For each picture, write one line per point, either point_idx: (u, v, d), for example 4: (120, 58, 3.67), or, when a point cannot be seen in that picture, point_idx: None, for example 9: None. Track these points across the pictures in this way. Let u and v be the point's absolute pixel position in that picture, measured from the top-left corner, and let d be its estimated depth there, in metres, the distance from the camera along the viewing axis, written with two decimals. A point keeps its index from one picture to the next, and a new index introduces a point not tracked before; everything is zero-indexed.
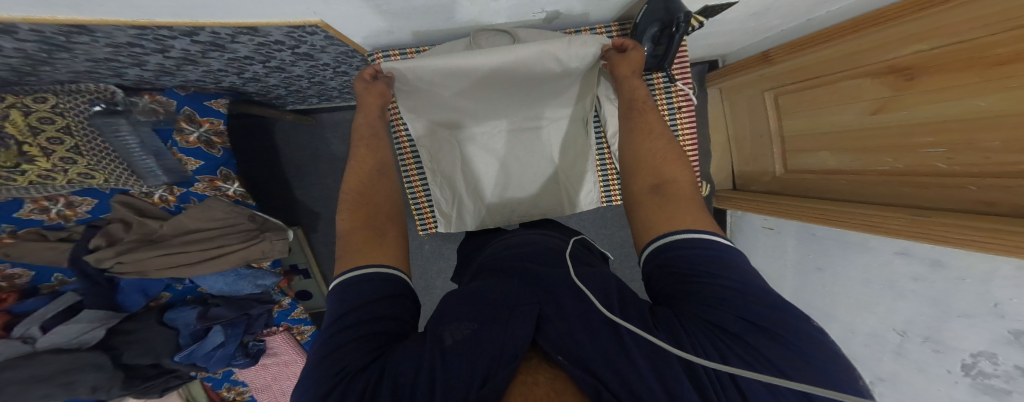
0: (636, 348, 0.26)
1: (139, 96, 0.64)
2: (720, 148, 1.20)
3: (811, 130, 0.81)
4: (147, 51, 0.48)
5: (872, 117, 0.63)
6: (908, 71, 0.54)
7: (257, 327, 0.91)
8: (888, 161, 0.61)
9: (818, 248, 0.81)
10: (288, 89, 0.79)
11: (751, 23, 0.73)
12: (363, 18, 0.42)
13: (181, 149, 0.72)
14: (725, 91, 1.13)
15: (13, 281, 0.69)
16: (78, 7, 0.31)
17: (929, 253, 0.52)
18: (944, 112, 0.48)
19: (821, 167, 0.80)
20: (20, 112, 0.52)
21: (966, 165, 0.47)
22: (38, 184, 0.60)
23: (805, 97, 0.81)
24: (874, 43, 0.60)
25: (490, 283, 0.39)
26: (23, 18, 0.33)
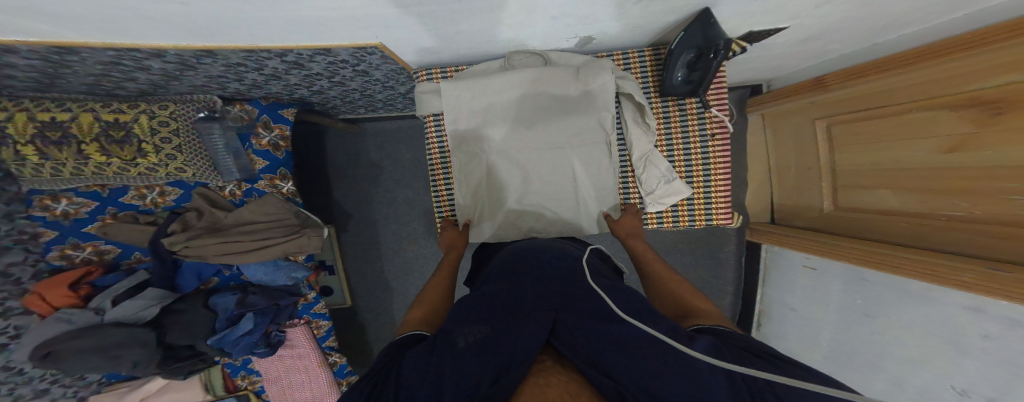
0: (656, 359, 0.28)
1: (231, 105, 0.78)
2: (758, 179, 1.14)
3: (866, 165, 0.74)
4: (249, 69, 0.59)
5: (944, 156, 0.56)
6: (996, 105, 0.46)
7: (282, 318, 0.95)
8: (961, 206, 0.54)
9: (866, 295, 0.71)
10: (343, 100, 0.90)
11: (801, 47, 0.70)
12: (416, 40, 0.48)
13: (254, 151, 0.83)
14: (767, 117, 1.08)
15: (103, 256, 0.83)
16: (201, 34, 0.40)
17: (1007, 311, 0.43)
18: (1019, 148, 0.43)
19: (876, 206, 0.72)
20: (147, 117, 0.69)
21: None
22: (145, 175, 0.73)
23: (864, 128, 0.74)
24: (949, 71, 0.54)
25: (505, 288, 0.42)
26: (172, 45, 0.43)
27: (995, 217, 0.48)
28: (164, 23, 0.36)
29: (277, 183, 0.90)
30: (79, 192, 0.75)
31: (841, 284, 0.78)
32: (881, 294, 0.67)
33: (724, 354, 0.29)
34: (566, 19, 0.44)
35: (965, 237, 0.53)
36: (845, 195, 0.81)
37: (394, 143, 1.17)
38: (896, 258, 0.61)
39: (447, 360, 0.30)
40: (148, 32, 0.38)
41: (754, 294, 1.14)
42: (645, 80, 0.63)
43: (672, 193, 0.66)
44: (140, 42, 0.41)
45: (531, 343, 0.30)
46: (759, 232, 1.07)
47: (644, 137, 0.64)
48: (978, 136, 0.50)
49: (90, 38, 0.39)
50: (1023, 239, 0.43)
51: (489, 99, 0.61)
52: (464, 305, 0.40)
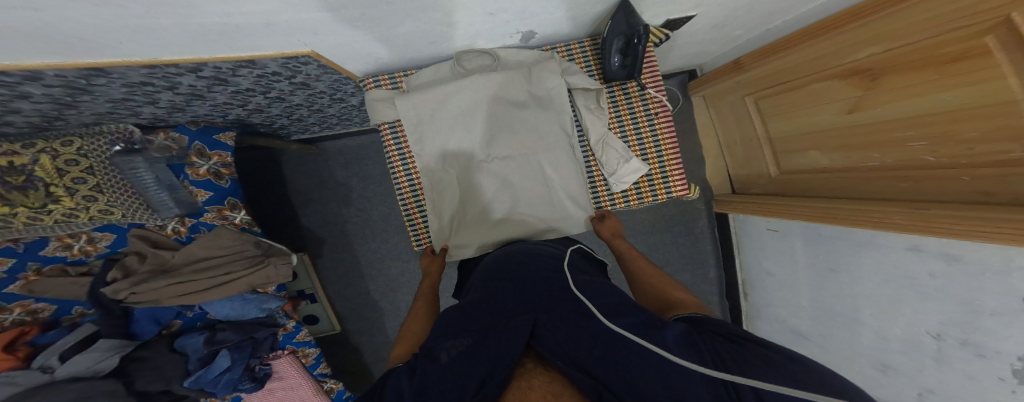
0: (637, 353, 0.29)
1: (154, 134, 0.70)
2: (712, 153, 1.19)
3: (796, 130, 0.82)
4: (158, 89, 0.52)
5: (849, 115, 0.66)
6: (871, 71, 0.59)
7: (262, 351, 0.89)
8: (876, 157, 0.64)
9: (827, 248, 0.77)
10: (291, 118, 0.83)
11: (716, 34, 0.77)
12: (353, 46, 0.45)
13: (192, 182, 0.74)
14: (708, 98, 1.13)
15: (36, 315, 0.74)
16: (90, 46, 0.35)
17: (941, 246, 0.51)
18: (937, 96, 0.48)
19: (815, 167, 0.81)
20: (49, 156, 0.59)
21: (953, 156, 0.50)
22: (63, 222, 0.65)
23: (782, 101, 0.83)
24: (828, 48, 0.66)
25: (488, 299, 0.41)
26: (47, 63, 0.37)
27: (905, 163, 0.58)
28: (24, 33, 0.29)
29: (227, 214, 0.82)
30: None
31: (802, 242, 0.85)
32: (843, 249, 0.72)
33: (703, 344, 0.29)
34: (503, 14, 0.43)
35: (882, 183, 0.64)
36: (787, 160, 0.89)
37: (362, 156, 1.11)
38: (844, 211, 0.66)
39: (429, 375, 0.30)
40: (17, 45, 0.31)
41: (733, 262, 1.19)
42: (589, 68, 0.63)
43: (632, 171, 0.66)
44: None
45: (512, 346, 0.32)
46: (724, 203, 1.13)
47: (597, 121, 0.64)
48: (866, 97, 0.61)
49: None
50: (948, 180, 0.52)
51: (449, 107, 0.58)
52: (447, 318, 0.40)
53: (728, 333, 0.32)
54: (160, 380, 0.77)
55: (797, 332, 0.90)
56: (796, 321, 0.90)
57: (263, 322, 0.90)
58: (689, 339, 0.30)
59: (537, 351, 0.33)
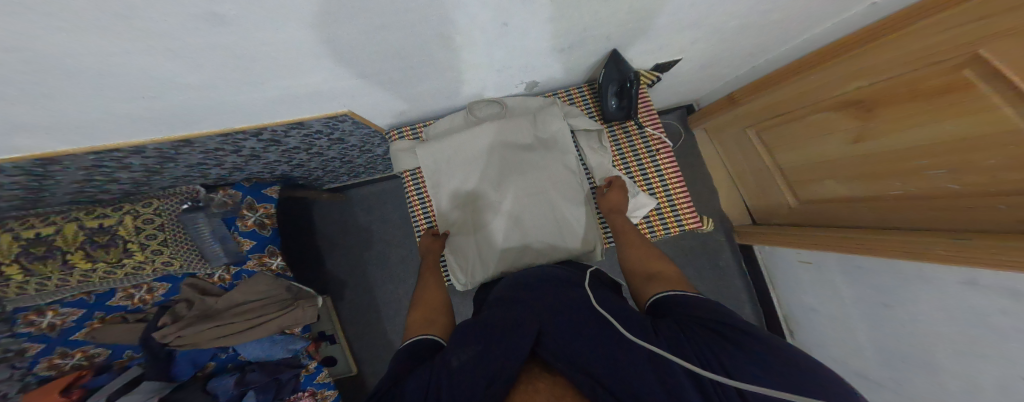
0: (637, 353, 0.30)
1: (216, 192, 0.81)
2: (724, 186, 1.15)
3: (807, 162, 0.79)
4: (227, 153, 0.63)
5: (856, 146, 0.65)
6: (863, 103, 0.60)
7: (285, 392, 0.87)
8: (897, 186, 0.60)
9: (868, 281, 0.69)
10: (325, 170, 0.93)
11: (706, 71, 0.81)
12: (380, 105, 0.53)
13: (241, 233, 0.83)
14: (711, 131, 1.12)
15: (93, 360, 0.79)
16: (184, 123, 0.46)
17: (998, 280, 0.45)
18: (942, 125, 0.49)
19: (834, 196, 0.76)
20: (132, 217, 0.75)
21: (979, 185, 0.47)
22: (133, 274, 0.76)
23: (783, 133, 0.83)
24: (813, 84, 0.69)
25: (506, 313, 0.40)
26: (152, 138, 0.49)
27: (928, 192, 0.55)
28: (136, 108, 0.38)
29: (266, 260, 0.88)
30: (66, 302, 0.74)
31: (843, 276, 0.75)
32: (890, 283, 0.64)
33: (698, 332, 0.31)
34: (506, 70, 0.49)
35: (914, 212, 0.59)
36: (805, 190, 0.84)
37: (381, 206, 1.18)
38: (886, 246, 0.60)
39: (443, 383, 0.30)
40: (132, 117, 0.40)
41: (770, 299, 1.07)
42: (588, 109, 0.67)
43: (640, 206, 0.65)
44: (118, 141, 0.48)
45: (518, 356, 0.32)
46: (746, 235, 1.06)
47: (606, 159, 0.66)
48: (868, 128, 0.61)
49: (70, 146, 0.46)
50: (983, 209, 0.48)
51: (461, 154, 0.63)
52: (464, 329, 0.40)
53: (733, 323, 0.31)
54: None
55: (864, 384, 0.74)
56: (859, 365, 0.75)
57: (287, 363, 0.90)
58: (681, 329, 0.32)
59: (545, 357, 0.33)
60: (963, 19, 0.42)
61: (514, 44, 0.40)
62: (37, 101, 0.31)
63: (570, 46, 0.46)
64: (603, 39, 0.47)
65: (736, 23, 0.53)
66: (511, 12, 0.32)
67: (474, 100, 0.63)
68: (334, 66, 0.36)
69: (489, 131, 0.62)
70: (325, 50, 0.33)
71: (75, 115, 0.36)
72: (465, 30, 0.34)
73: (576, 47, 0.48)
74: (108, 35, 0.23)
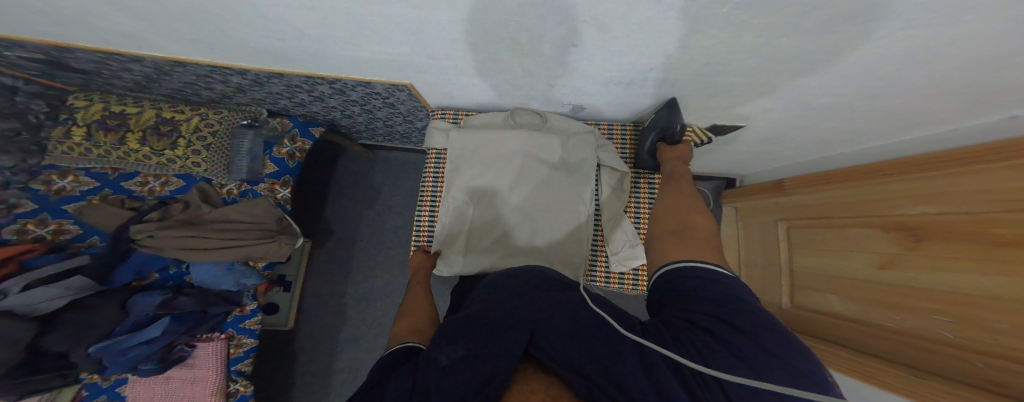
0: (629, 353, 0.32)
1: (274, 117, 0.95)
2: (732, 270, 1.14)
3: (821, 272, 0.79)
4: (303, 91, 0.78)
5: (881, 271, 0.64)
6: (914, 231, 0.58)
7: (200, 329, 0.86)
8: (893, 318, 0.60)
9: None
10: (367, 127, 1.05)
11: (765, 147, 0.86)
12: (437, 86, 0.66)
13: (272, 157, 0.95)
14: (741, 210, 1.14)
15: (58, 236, 0.81)
16: (290, 62, 0.62)
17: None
18: (976, 277, 0.47)
19: (833, 312, 0.74)
20: (199, 120, 0.88)
21: (972, 341, 0.47)
22: (163, 164, 0.85)
23: (816, 237, 0.82)
24: (873, 194, 0.68)
25: (493, 305, 0.41)
26: (258, 67, 0.66)
27: (922, 332, 0.55)
28: (285, 41, 0.53)
29: (275, 188, 0.97)
30: (90, 172, 0.82)
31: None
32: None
33: (687, 324, 0.33)
34: (562, 87, 0.60)
35: (900, 348, 0.58)
36: (804, 296, 0.84)
37: (398, 175, 1.24)
38: (870, 367, 0.59)
39: (432, 383, 0.31)
40: (279, 50, 0.57)
41: None
42: (623, 148, 0.76)
43: (633, 257, 0.71)
44: (234, 63, 0.65)
45: (512, 353, 0.33)
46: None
47: (615, 201, 0.73)
48: (903, 257, 0.60)
49: (195, 57, 0.63)
50: (964, 362, 0.47)
51: (489, 148, 0.70)
52: (448, 325, 0.40)
53: (715, 310, 0.34)
54: (71, 340, 0.72)
55: None
56: None
57: (226, 298, 0.90)
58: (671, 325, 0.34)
59: (536, 355, 0.34)
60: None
61: (578, 64, 0.51)
62: (241, 21, 0.47)
63: (632, 82, 0.56)
64: (659, 84, 0.55)
65: (824, 99, 0.54)
66: (581, 37, 0.42)
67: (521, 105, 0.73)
68: (435, 45, 0.49)
69: (525, 137, 0.70)
70: (433, 32, 0.46)
71: (249, 39, 0.53)
72: (539, 40, 0.45)
73: (637, 85, 0.56)
74: None
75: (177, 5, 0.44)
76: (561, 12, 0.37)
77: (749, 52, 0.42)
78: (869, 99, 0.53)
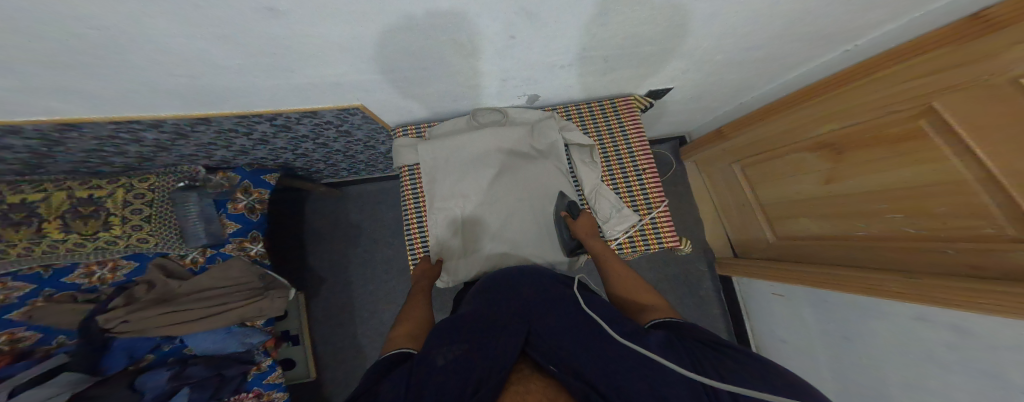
0: (635, 360, 0.32)
1: (215, 173, 0.86)
2: (710, 216, 1.21)
3: (783, 198, 0.86)
4: (238, 135, 0.68)
5: (827, 186, 0.70)
6: (834, 147, 0.66)
7: (225, 392, 0.81)
8: (861, 226, 0.66)
9: (834, 314, 0.75)
10: (327, 163, 0.96)
11: (701, 104, 0.88)
12: (390, 103, 0.60)
13: (228, 215, 0.86)
14: (700, 163, 1.19)
15: (15, 345, 0.72)
16: (212, 103, 0.52)
17: (945, 316, 0.51)
18: (899, 171, 0.55)
19: (806, 233, 0.82)
20: (125, 190, 0.78)
21: (931, 229, 0.53)
22: (103, 249, 0.75)
23: (765, 169, 0.88)
24: (793, 122, 0.73)
25: (493, 313, 0.44)
26: (175, 114, 0.55)
27: (889, 236, 0.61)
28: (199, 77, 0.44)
29: (246, 245, 0.90)
30: (19, 275, 0.71)
31: (810, 307, 0.82)
32: (849, 313, 0.71)
33: (686, 350, 0.34)
34: (511, 80, 0.55)
35: (873, 252, 0.65)
36: (781, 226, 0.90)
37: (374, 204, 1.19)
38: (843, 279, 0.68)
39: (424, 378, 0.33)
40: (189, 87, 0.46)
41: (745, 330, 1.12)
42: (585, 127, 0.71)
43: (623, 221, 0.66)
44: (141, 114, 0.53)
45: (508, 357, 0.34)
46: (726, 265, 1.13)
47: (592, 172, 0.69)
48: (839, 169, 0.66)
49: (91, 114, 0.51)
50: (938, 252, 0.53)
51: (460, 155, 0.66)
52: (443, 329, 0.42)
53: (710, 343, 0.35)
54: None
55: None
56: None
57: (238, 358, 0.87)
58: (672, 346, 0.34)
59: (532, 358, 0.36)
60: (924, 70, 0.46)
61: (522, 57, 0.46)
62: (123, 59, 0.37)
63: (577, 62, 0.51)
64: (603, 61, 0.52)
65: (724, 56, 0.58)
66: (517, 27, 0.38)
67: (478, 107, 0.67)
68: (364, 58, 0.43)
69: (491, 134, 0.65)
70: (358, 47, 0.40)
71: (146, 81, 0.43)
72: (479, 38, 0.39)
73: (582, 64, 0.52)
74: (176, 16, 0.30)
75: (21, 53, 0.33)
76: (449, 14, 0.33)
77: (655, 23, 0.41)
78: (796, 37, 0.54)
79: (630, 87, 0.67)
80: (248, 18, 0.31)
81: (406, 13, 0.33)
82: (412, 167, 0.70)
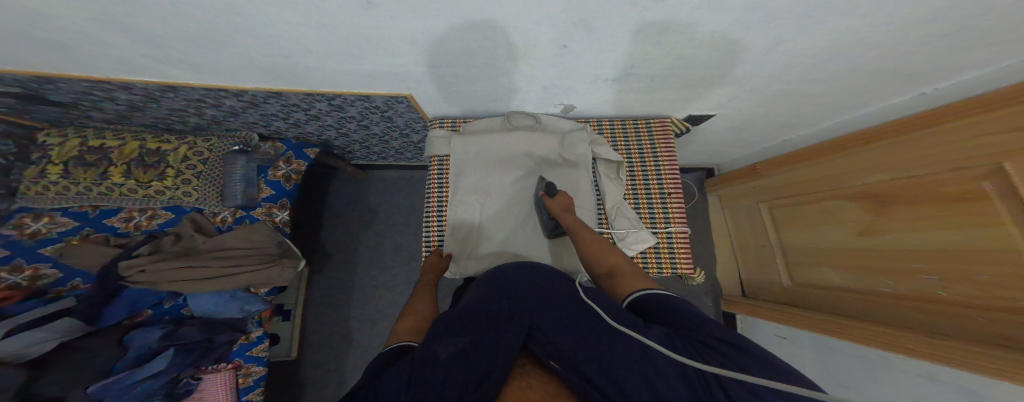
0: (630, 351, 0.31)
1: (266, 142, 0.95)
2: (726, 255, 1.17)
3: (808, 244, 0.83)
4: (299, 110, 0.77)
5: (861, 237, 0.69)
6: (880, 198, 0.65)
7: (205, 360, 0.81)
8: (888, 283, 0.63)
9: (845, 371, 0.70)
10: (362, 146, 1.05)
11: (737, 135, 0.91)
12: (435, 96, 0.67)
13: (267, 181, 0.94)
14: (724, 199, 1.19)
15: (33, 282, 0.75)
16: (293, 82, 0.62)
17: (955, 378, 0.48)
18: (948, 233, 0.53)
19: (826, 282, 0.78)
20: (186, 148, 0.87)
21: (966, 296, 0.50)
22: (150, 197, 0.83)
23: (797, 212, 0.87)
24: (838, 168, 0.74)
25: (496, 304, 0.43)
26: (258, 88, 0.64)
27: (918, 295, 0.57)
28: (289, 58, 0.52)
29: (273, 211, 0.95)
30: (68, 212, 0.79)
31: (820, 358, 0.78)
32: (864, 370, 0.66)
33: (681, 339, 0.32)
34: (550, 88, 0.61)
35: (898, 311, 0.61)
36: (800, 274, 0.86)
37: (393, 191, 1.24)
38: (856, 330, 0.64)
39: (426, 371, 0.32)
40: (278, 65, 0.55)
41: None
42: (614, 143, 0.75)
43: (640, 240, 0.67)
44: (232, 84, 0.63)
45: (508, 350, 0.33)
46: (733, 303, 1.08)
47: (616, 189, 0.71)
48: (879, 222, 0.65)
49: (192, 80, 0.62)
50: (963, 318, 0.50)
51: (490, 152, 0.71)
52: (443, 321, 0.42)
53: (705, 326, 0.33)
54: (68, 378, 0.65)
55: None
56: None
57: (231, 325, 0.86)
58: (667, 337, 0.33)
59: (533, 352, 0.35)
60: (996, 126, 0.45)
61: (567, 64, 0.52)
62: (243, 39, 0.46)
63: (618, 78, 0.57)
64: (646, 78, 0.57)
65: (779, 87, 0.61)
66: (571, 38, 0.44)
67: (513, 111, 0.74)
68: (423, 52, 0.50)
69: (521, 135, 0.70)
70: (424, 40, 0.47)
71: (245, 57, 0.52)
72: (532, 44, 0.46)
73: (625, 80, 0.58)
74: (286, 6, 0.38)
75: (170, 24, 0.43)
76: (509, 20, 0.40)
77: (707, 45, 0.46)
78: (840, 76, 0.56)
79: (671, 109, 0.72)
80: (348, 10, 0.39)
81: (473, 14, 0.40)
82: (442, 159, 0.75)
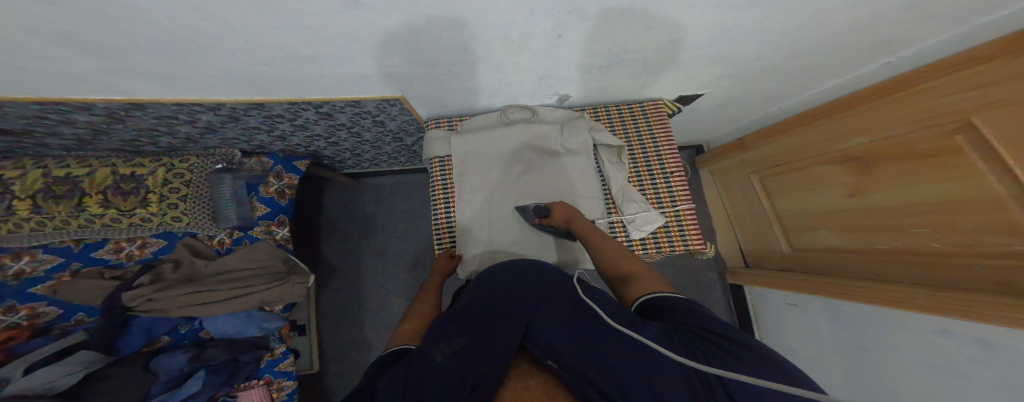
0: (630, 352, 0.32)
1: (250, 158, 0.90)
2: (723, 227, 1.21)
3: (801, 209, 0.87)
4: (283, 120, 0.72)
5: (850, 199, 0.72)
6: (862, 159, 0.68)
7: (238, 378, 0.82)
8: (885, 240, 0.66)
9: (854, 328, 0.74)
10: (353, 153, 1.01)
11: (728, 111, 0.91)
12: (429, 96, 0.64)
13: (259, 198, 0.90)
14: (715, 173, 1.21)
15: (34, 321, 0.72)
16: (273, 90, 0.57)
17: (969, 327, 0.51)
18: (928, 187, 0.56)
19: (827, 245, 0.82)
20: (165, 169, 0.82)
21: (960, 245, 0.53)
22: (137, 226, 0.79)
23: (786, 179, 0.90)
24: (819, 136, 0.77)
25: (495, 305, 0.44)
26: (236, 99, 0.59)
27: (915, 250, 0.61)
28: (271, 65, 0.48)
29: (273, 229, 0.92)
30: (49, 248, 0.73)
31: (822, 314, 0.83)
32: (868, 323, 0.71)
33: (680, 338, 0.33)
34: (547, 79, 0.59)
35: (898, 266, 0.65)
36: (799, 238, 0.90)
37: (391, 196, 1.22)
38: (859, 289, 0.69)
39: (423, 373, 0.33)
40: (259, 73, 0.50)
41: None
42: (613, 129, 0.74)
43: (649, 221, 0.67)
44: (206, 97, 0.58)
45: (503, 351, 0.34)
46: (738, 274, 1.13)
47: (620, 172, 0.71)
48: (864, 182, 0.68)
49: (162, 96, 0.56)
50: (961, 268, 0.53)
51: (491, 148, 0.69)
52: (443, 325, 0.43)
53: (705, 325, 0.34)
54: None
55: None
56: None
57: (256, 343, 0.87)
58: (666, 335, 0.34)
59: (528, 353, 0.36)
60: (967, 85, 0.48)
61: (566, 54, 0.49)
62: (214, 46, 0.41)
63: (609, 65, 0.55)
64: (646, 63, 0.55)
65: (761, 64, 0.61)
66: (568, 27, 0.41)
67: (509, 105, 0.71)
68: (417, 51, 0.47)
69: (520, 130, 0.69)
70: (417, 37, 0.43)
71: (219, 67, 0.47)
72: (530, 36, 0.43)
73: (624, 67, 0.56)
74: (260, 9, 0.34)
75: (126, 35, 0.38)
76: (510, 10, 0.37)
77: (709, 26, 0.45)
78: (834, 50, 0.56)
79: (658, 92, 0.70)
80: (333, 10, 0.35)
81: (469, 7, 0.36)
82: (443, 158, 0.72)
